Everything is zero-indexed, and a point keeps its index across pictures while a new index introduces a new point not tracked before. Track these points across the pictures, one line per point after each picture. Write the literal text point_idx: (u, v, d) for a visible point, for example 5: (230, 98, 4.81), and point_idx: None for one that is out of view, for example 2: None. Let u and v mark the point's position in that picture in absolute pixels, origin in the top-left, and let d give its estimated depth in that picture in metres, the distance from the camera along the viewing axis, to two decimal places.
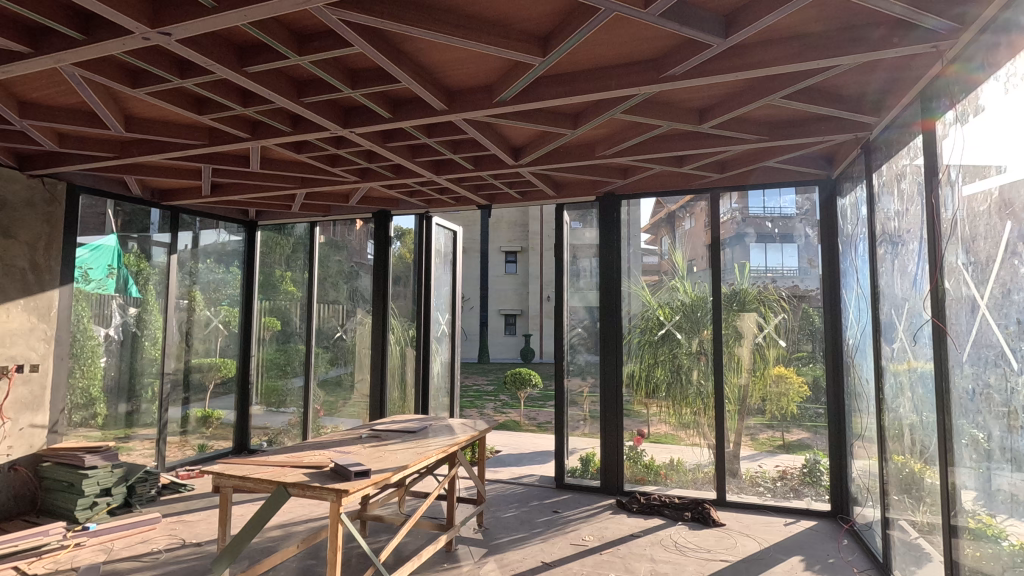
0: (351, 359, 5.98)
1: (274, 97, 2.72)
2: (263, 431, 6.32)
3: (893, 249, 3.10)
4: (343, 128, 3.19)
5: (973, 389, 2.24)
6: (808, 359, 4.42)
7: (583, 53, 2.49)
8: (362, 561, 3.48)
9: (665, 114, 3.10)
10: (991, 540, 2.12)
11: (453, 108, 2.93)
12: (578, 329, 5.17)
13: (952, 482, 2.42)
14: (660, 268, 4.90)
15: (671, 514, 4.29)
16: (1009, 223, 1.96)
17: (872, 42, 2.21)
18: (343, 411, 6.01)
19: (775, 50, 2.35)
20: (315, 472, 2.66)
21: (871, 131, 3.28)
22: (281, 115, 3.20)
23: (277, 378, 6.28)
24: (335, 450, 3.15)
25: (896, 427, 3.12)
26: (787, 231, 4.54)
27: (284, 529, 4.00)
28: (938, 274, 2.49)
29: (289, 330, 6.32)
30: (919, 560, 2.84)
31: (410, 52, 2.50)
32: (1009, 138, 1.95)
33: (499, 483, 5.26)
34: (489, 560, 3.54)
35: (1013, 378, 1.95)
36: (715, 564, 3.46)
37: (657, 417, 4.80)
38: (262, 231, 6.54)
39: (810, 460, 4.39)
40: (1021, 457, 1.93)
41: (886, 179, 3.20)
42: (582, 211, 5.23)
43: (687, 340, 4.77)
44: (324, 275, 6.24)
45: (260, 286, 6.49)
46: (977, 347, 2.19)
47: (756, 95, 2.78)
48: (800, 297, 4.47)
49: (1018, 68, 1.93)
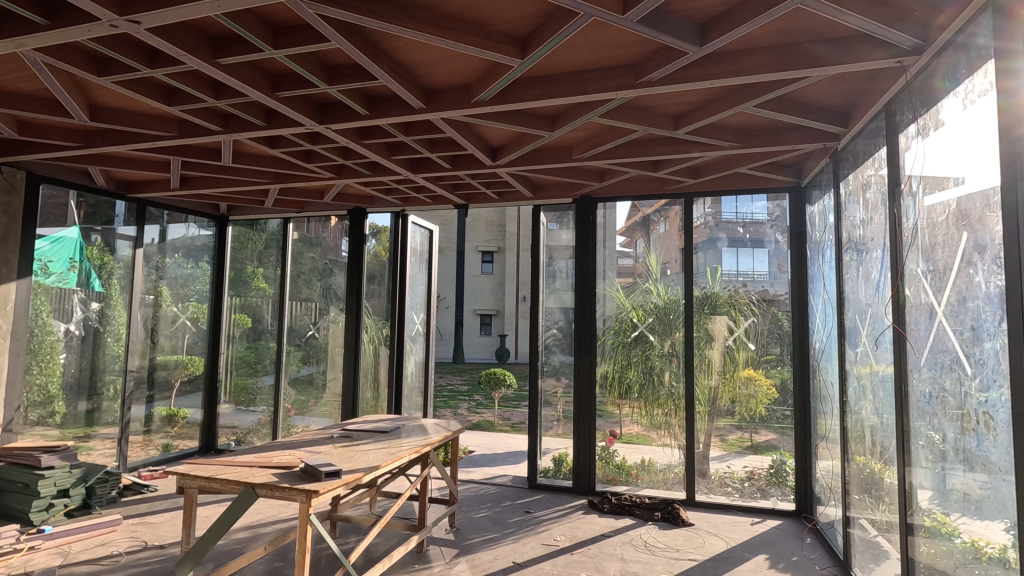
0: (323, 359, 5.90)
1: (247, 90, 2.66)
2: (231, 430, 6.19)
3: (858, 257, 3.19)
4: (319, 124, 3.14)
5: (930, 392, 2.32)
6: (776, 361, 4.53)
7: (562, 56, 2.51)
8: (331, 562, 3.44)
9: (642, 119, 3.14)
10: (944, 538, 2.21)
11: (431, 108, 2.92)
12: (553, 330, 5.19)
13: (910, 483, 2.51)
14: (635, 270, 4.95)
15: (641, 514, 4.34)
16: (966, 234, 2.04)
17: (840, 55, 2.29)
18: (314, 410, 5.92)
19: (748, 60, 2.40)
20: (285, 472, 2.62)
21: (839, 141, 3.39)
22: (254, 108, 3.13)
23: (247, 376, 6.16)
24: (306, 450, 3.11)
25: (858, 428, 3.22)
26: (758, 237, 4.64)
27: (251, 530, 3.92)
28: (900, 281, 2.58)
29: (260, 328, 6.19)
30: (877, 557, 2.93)
31: (387, 50, 2.48)
32: (969, 152, 2.02)
33: (472, 483, 5.26)
34: (461, 561, 3.54)
35: (967, 382, 2.04)
36: (684, 564, 3.52)
37: (629, 417, 4.85)
38: (234, 227, 6.39)
39: (776, 461, 4.50)
40: (973, 457, 2.01)
41: (852, 187, 3.30)
42: (559, 213, 5.26)
43: (660, 341, 4.84)
44: (297, 272, 6.15)
45: (230, 283, 6.34)
46: (934, 352, 2.28)
47: (729, 103, 2.84)
48: (769, 301, 4.58)
49: (975, 85, 2.01)
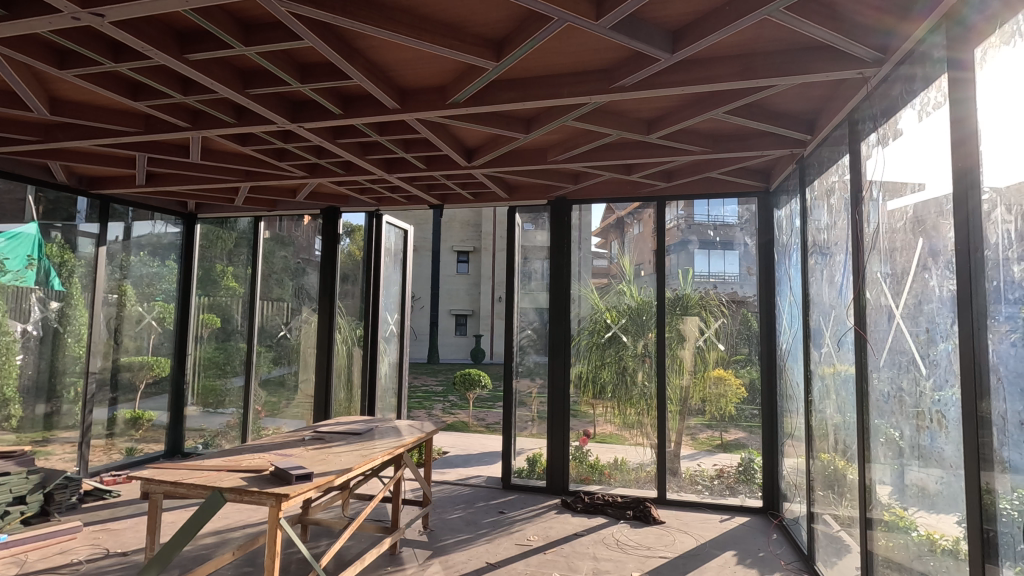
0: (295, 359, 5.81)
1: (217, 87, 2.61)
2: (198, 433, 6.05)
3: (823, 259, 3.29)
4: (291, 122, 3.10)
5: (888, 391, 2.41)
6: (745, 361, 4.63)
7: (536, 60, 2.53)
8: (301, 566, 3.40)
9: (616, 123, 3.18)
10: (901, 531, 2.30)
11: (406, 108, 2.91)
12: (527, 331, 5.21)
13: (870, 479, 2.61)
14: (609, 271, 5.00)
15: (613, 513, 4.40)
16: (922, 240, 2.13)
17: (804, 65, 2.36)
18: (285, 412, 5.82)
19: (718, 68, 2.46)
20: (254, 476, 2.57)
21: (805, 147, 3.49)
22: (225, 105, 3.07)
23: (215, 378, 6.04)
24: (277, 452, 3.06)
25: (822, 427, 3.33)
26: (728, 239, 4.75)
27: (219, 536, 3.84)
28: (862, 284, 2.67)
29: (230, 328, 6.07)
30: (840, 551, 3.03)
31: (361, 49, 2.46)
32: (927, 160, 2.10)
33: (446, 484, 5.25)
34: (434, 562, 3.53)
35: (922, 382, 2.13)
36: (654, 561, 3.58)
37: (603, 417, 4.91)
38: (202, 225, 6.24)
39: (745, 458, 4.60)
40: (928, 454, 2.10)
41: (817, 193, 3.40)
42: (534, 214, 5.29)
43: (633, 342, 4.90)
44: (269, 271, 6.05)
45: (198, 281, 6.20)
46: (893, 353, 2.37)
47: (700, 109, 2.90)
48: (738, 302, 4.68)
49: (931, 97, 2.09)
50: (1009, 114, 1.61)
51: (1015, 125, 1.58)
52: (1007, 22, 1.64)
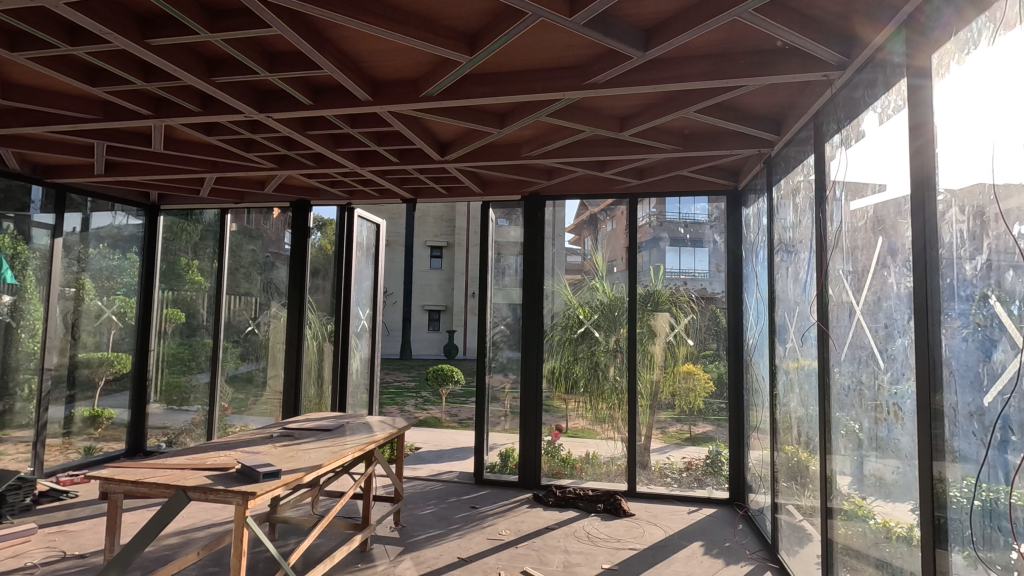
0: (263, 355, 5.69)
1: (180, 74, 2.53)
2: (162, 432, 5.90)
3: (788, 257, 3.37)
4: (259, 112, 3.02)
5: (849, 385, 2.49)
6: (713, 356, 4.73)
7: (510, 54, 2.52)
8: (269, 564, 3.34)
9: (589, 120, 3.20)
10: (860, 520, 2.38)
11: (378, 100, 2.87)
12: (500, 326, 5.21)
13: (831, 470, 2.69)
14: (583, 268, 5.04)
15: (584, 507, 4.45)
16: (881, 238, 2.20)
17: (772, 66, 2.42)
18: (253, 409, 5.70)
19: (690, 67, 2.50)
20: (220, 474, 2.51)
21: (773, 147, 3.56)
22: (189, 93, 2.98)
23: (180, 374, 5.88)
24: (243, 450, 3.00)
25: (786, 420, 3.42)
26: (698, 236, 4.84)
27: (183, 536, 3.75)
28: (825, 282, 2.75)
29: (195, 323, 5.91)
30: (802, 540, 3.13)
31: (332, 39, 2.41)
32: (888, 161, 2.16)
33: (418, 480, 5.22)
34: (405, 558, 3.51)
35: (880, 376, 2.21)
36: (624, 553, 3.63)
37: (575, 412, 4.95)
38: (166, 216, 6.05)
39: (712, 451, 4.70)
40: (885, 445, 2.17)
41: (784, 192, 3.48)
42: (508, 209, 5.28)
43: (605, 337, 4.95)
44: (236, 265, 5.89)
45: (161, 275, 6.02)
46: (853, 348, 2.45)
47: (671, 108, 2.94)
48: (707, 299, 4.78)
49: (891, 101, 2.15)
50: (963, 119, 1.68)
51: (968, 128, 1.65)
52: (962, 30, 1.71)
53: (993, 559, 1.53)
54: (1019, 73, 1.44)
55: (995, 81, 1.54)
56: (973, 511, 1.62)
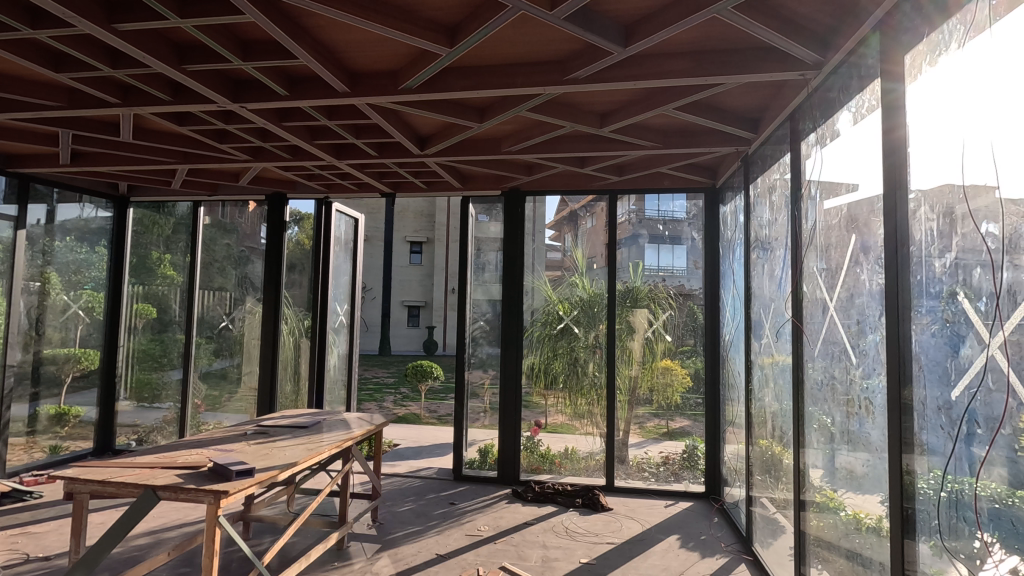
0: (238, 351, 5.58)
1: (150, 61, 2.45)
2: (131, 430, 5.75)
3: (764, 255, 3.42)
4: (233, 102, 2.95)
5: (822, 380, 2.54)
6: (691, 352, 4.78)
7: (490, 48, 2.50)
8: (242, 564, 3.28)
9: (569, 115, 3.19)
10: (831, 511, 2.43)
11: (355, 92, 2.82)
12: (480, 322, 5.19)
13: (803, 463, 2.75)
14: (563, 264, 5.04)
15: (563, 501, 4.47)
16: (855, 236, 2.24)
17: (749, 65, 2.44)
18: (227, 406, 5.59)
19: (669, 64, 2.51)
20: (191, 472, 2.45)
21: (750, 146, 3.60)
22: (160, 81, 2.88)
23: (151, 371, 5.73)
24: (216, 448, 2.93)
25: (761, 414, 3.48)
26: (676, 234, 4.88)
27: (153, 536, 3.66)
28: (799, 279, 2.80)
29: (166, 319, 5.76)
30: (775, 532, 3.19)
31: (308, 28, 2.36)
32: (862, 161, 2.19)
33: (396, 477, 5.18)
34: (383, 556, 3.48)
35: (852, 371, 2.25)
36: (602, 547, 3.66)
37: (554, 408, 4.97)
38: (136, 209, 5.88)
39: (689, 446, 4.76)
40: (856, 439, 2.22)
41: (760, 190, 3.53)
42: (488, 205, 5.26)
43: (584, 333, 4.97)
44: (209, 259, 5.76)
45: (131, 269, 5.86)
46: (826, 344, 2.50)
47: (651, 105, 2.95)
48: (685, 295, 4.82)
49: (865, 100, 2.19)
50: (934, 120, 1.72)
51: (939, 129, 1.69)
52: (933, 32, 1.75)
53: (957, 548, 1.58)
54: (988, 76, 1.47)
55: (965, 83, 1.57)
56: (939, 502, 1.66)
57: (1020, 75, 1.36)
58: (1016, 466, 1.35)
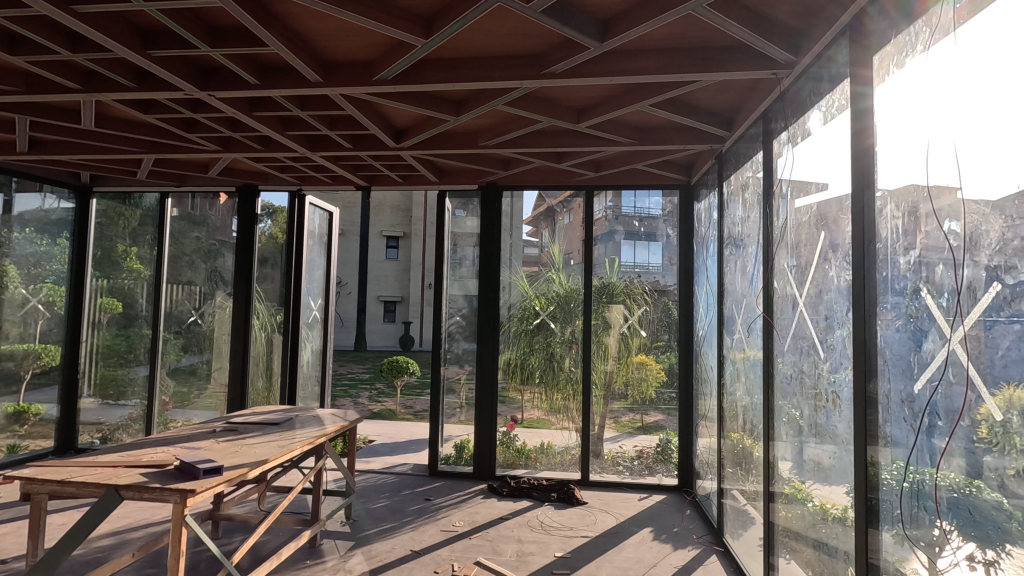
0: (208, 347, 5.45)
1: (112, 46, 2.36)
2: (95, 428, 5.57)
3: (736, 251, 3.47)
4: (201, 90, 2.86)
5: (791, 374, 2.59)
6: (665, 347, 4.83)
7: (466, 40, 2.47)
8: (210, 564, 3.21)
9: (546, 110, 3.19)
10: (800, 502, 2.49)
11: (328, 82, 2.76)
12: (456, 317, 5.17)
13: (773, 455, 2.80)
14: (540, 260, 5.05)
15: (538, 496, 4.50)
16: (824, 233, 2.29)
17: (722, 63, 2.47)
18: (196, 403, 5.46)
19: (644, 61, 2.53)
20: (156, 471, 2.39)
21: (724, 143, 3.65)
22: (123, 67, 2.78)
23: (116, 367, 5.56)
24: (183, 446, 2.86)
25: (733, 408, 3.55)
26: (652, 230, 4.92)
27: (117, 537, 3.56)
28: (771, 275, 2.85)
29: (132, 313, 5.58)
30: (745, 523, 3.25)
31: (279, 15, 2.30)
32: (832, 160, 2.23)
33: (371, 473, 5.14)
34: (356, 553, 3.44)
35: (821, 365, 2.30)
36: (576, 541, 3.69)
37: (530, 403, 4.98)
38: (99, 200, 5.69)
39: (663, 439, 4.82)
40: (824, 431, 2.27)
41: (734, 187, 3.57)
42: (464, 199, 5.23)
43: (561, 329, 4.98)
44: (177, 253, 5.60)
45: (95, 262, 5.66)
46: (796, 339, 2.55)
47: (627, 101, 2.96)
48: (660, 291, 4.87)
49: (835, 100, 2.23)
50: (900, 122, 1.76)
51: (905, 129, 1.72)
52: (900, 34, 1.79)
53: (919, 536, 1.63)
54: (952, 79, 1.51)
55: (925, 88, 1.63)
56: (902, 493, 1.71)
57: (960, 90, 1.48)
58: (973, 456, 1.39)
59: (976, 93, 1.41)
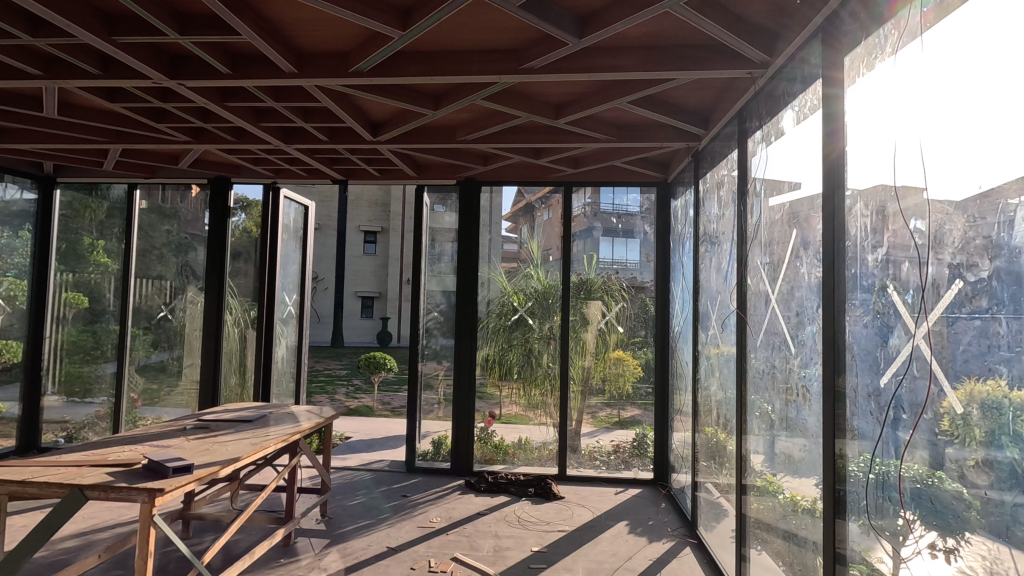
0: (178, 343, 5.33)
1: (75, 30, 2.27)
2: (60, 426, 5.40)
3: (711, 248, 3.52)
4: (170, 79, 2.78)
5: (764, 369, 2.64)
6: (642, 343, 4.88)
7: (444, 33, 2.45)
8: (180, 564, 3.15)
9: (524, 106, 3.18)
10: (771, 494, 2.54)
11: (303, 73, 2.71)
12: (433, 313, 5.14)
13: (745, 449, 2.86)
14: (519, 256, 5.04)
15: (515, 491, 4.51)
16: (796, 231, 2.33)
17: (698, 61, 2.50)
18: (166, 401, 5.33)
19: (622, 57, 2.54)
20: (123, 470, 2.32)
21: (700, 141, 3.69)
22: (88, 53, 2.69)
23: (82, 364, 5.40)
24: (152, 444, 2.78)
25: (707, 403, 3.60)
26: (629, 227, 4.96)
27: (82, 538, 3.46)
28: (744, 272, 2.90)
29: (99, 308, 5.42)
30: (718, 516, 3.31)
31: (252, 3, 2.25)
32: (805, 161, 2.27)
33: (347, 470, 5.09)
34: (331, 551, 3.41)
35: (791, 360, 2.35)
36: (553, 535, 3.71)
37: (508, 399, 4.98)
38: (64, 191, 5.50)
39: (639, 434, 4.87)
40: (794, 425, 2.32)
41: (709, 185, 3.62)
42: (443, 195, 5.20)
43: (539, 325, 4.99)
44: (147, 246, 5.45)
45: (59, 255, 5.48)
46: (768, 334, 2.59)
47: (605, 97, 2.97)
48: (638, 288, 4.91)
49: (808, 100, 2.26)
50: (869, 123, 1.80)
51: (874, 131, 1.76)
52: (870, 36, 1.83)
53: (883, 526, 1.68)
54: (919, 82, 1.54)
55: (894, 90, 1.67)
56: (868, 484, 1.76)
57: (927, 91, 1.51)
58: (935, 448, 1.43)
59: (943, 95, 1.45)
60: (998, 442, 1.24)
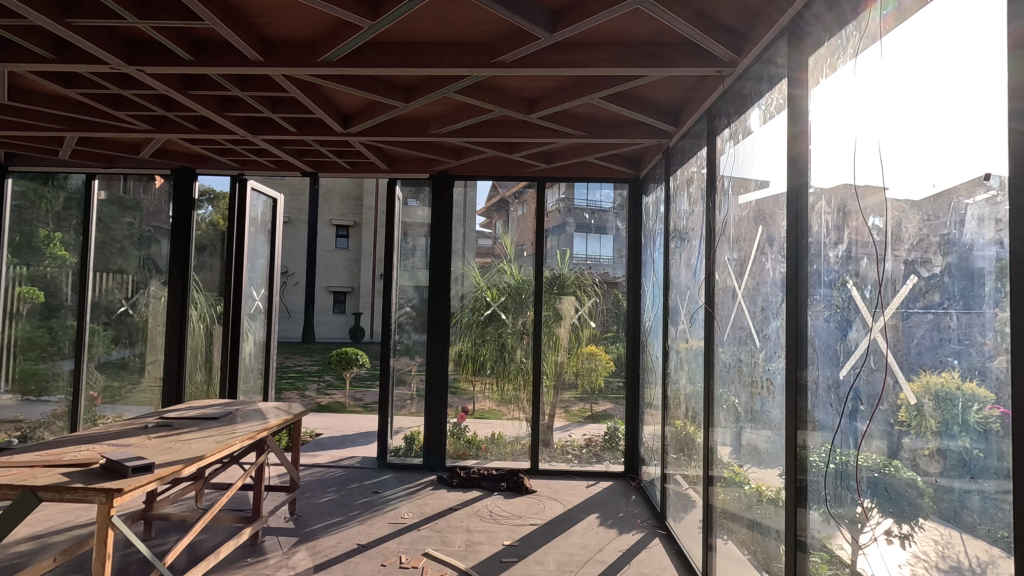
0: (140, 340, 5.16)
1: (25, 11, 2.17)
2: (13, 426, 5.18)
3: (681, 245, 3.58)
4: (129, 65, 2.68)
5: (730, 363, 2.70)
6: (614, 338, 4.93)
7: (415, 24, 2.42)
8: (142, 566, 3.06)
9: (497, 99, 3.17)
10: (737, 485, 2.60)
11: (270, 62, 2.64)
12: (406, 308, 5.09)
13: (712, 440, 2.92)
14: (492, 251, 5.03)
15: (488, 486, 4.52)
16: (762, 228, 2.38)
17: (668, 59, 2.53)
18: (128, 398, 5.17)
19: (594, 53, 2.55)
20: (80, 470, 2.24)
21: (671, 138, 3.73)
22: (40, 36, 2.57)
23: (38, 361, 5.19)
24: (111, 443, 2.69)
25: (676, 396, 3.66)
26: (602, 223, 5.00)
27: (37, 541, 3.33)
28: (712, 268, 2.95)
29: (56, 303, 5.21)
30: (686, 506, 3.37)
31: None
32: (771, 159, 2.31)
33: (317, 467, 5.01)
34: (300, 549, 3.36)
35: (757, 354, 2.41)
36: (525, 529, 3.73)
37: (482, 394, 4.98)
38: (17, 180, 5.28)
39: (611, 428, 4.93)
40: (759, 417, 2.38)
41: (679, 182, 3.67)
42: (415, 188, 5.15)
43: (512, 320, 5.00)
44: (107, 239, 5.25)
45: (12, 248, 5.25)
46: (734, 329, 2.65)
47: (577, 93, 2.98)
48: (610, 283, 4.96)
49: (774, 99, 2.31)
50: (832, 122, 1.84)
51: (837, 130, 1.81)
52: (833, 38, 1.87)
53: (842, 514, 1.74)
54: (879, 84, 1.59)
55: (856, 90, 1.71)
56: (828, 473, 1.81)
57: (887, 92, 1.55)
58: (891, 437, 1.48)
59: (902, 96, 1.49)
60: (950, 432, 1.29)
